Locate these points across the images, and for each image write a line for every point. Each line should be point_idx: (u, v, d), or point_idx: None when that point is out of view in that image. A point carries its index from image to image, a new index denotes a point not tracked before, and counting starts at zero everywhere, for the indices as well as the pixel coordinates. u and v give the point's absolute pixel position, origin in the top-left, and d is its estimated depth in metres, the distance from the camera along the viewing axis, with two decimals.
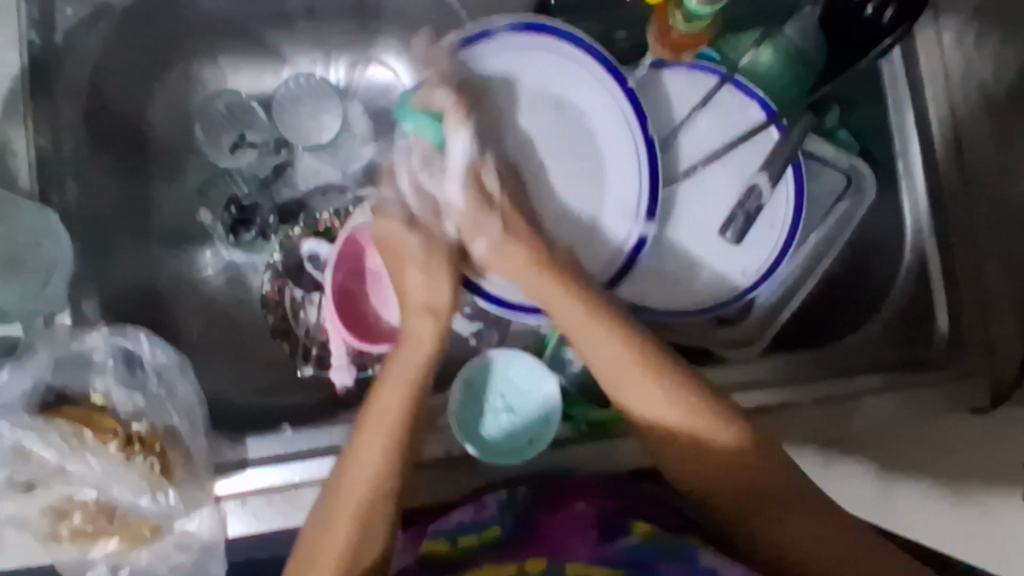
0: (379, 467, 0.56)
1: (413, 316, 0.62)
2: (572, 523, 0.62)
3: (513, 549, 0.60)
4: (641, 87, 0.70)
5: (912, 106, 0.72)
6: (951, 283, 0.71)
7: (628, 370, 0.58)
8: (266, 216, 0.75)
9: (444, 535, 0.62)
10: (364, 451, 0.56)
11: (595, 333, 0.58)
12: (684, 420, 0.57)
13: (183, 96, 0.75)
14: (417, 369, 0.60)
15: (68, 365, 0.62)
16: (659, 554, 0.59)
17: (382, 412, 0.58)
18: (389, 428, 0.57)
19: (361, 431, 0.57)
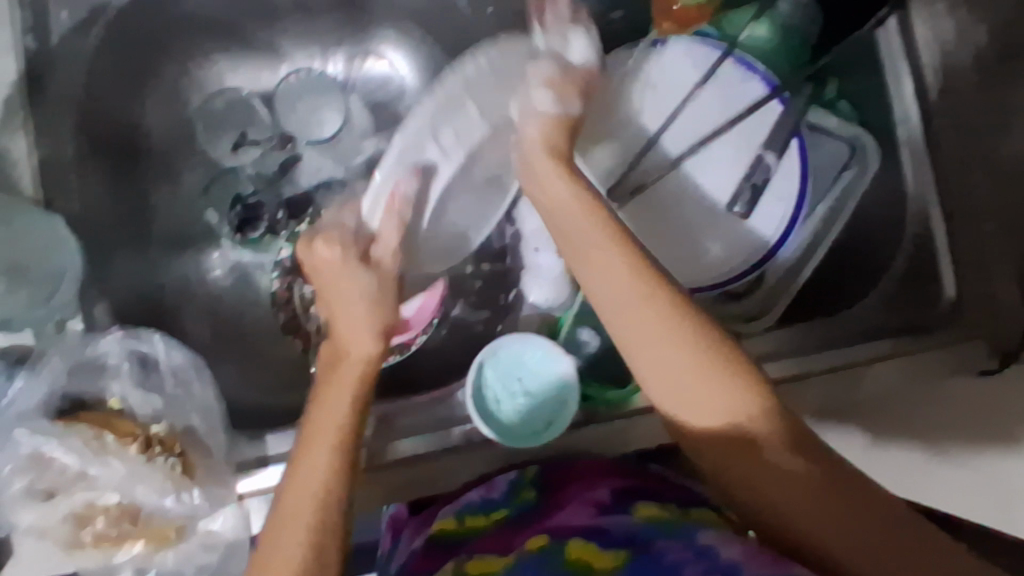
0: (324, 476, 0.51)
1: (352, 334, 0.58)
2: (575, 499, 0.64)
3: (514, 532, 0.61)
4: (641, 65, 0.70)
5: (907, 77, 0.73)
6: (953, 246, 0.71)
7: (654, 326, 0.52)
8: (274, 212, 0.74)
9: (452, 515, 0.67)
10: (303, 469, 0.52)
11: (623, 282, 0.53)
12: (722, 399, 0.51)
13: (180, 94, 0.74)
14: (355, 384, 0.56)
15: (83, 371, 0.61)
16: (661, 531, 0.56)
17: (319, 425, 0.54)
18: (327, 439, 0.53)
19: (304, 448, 0.53)
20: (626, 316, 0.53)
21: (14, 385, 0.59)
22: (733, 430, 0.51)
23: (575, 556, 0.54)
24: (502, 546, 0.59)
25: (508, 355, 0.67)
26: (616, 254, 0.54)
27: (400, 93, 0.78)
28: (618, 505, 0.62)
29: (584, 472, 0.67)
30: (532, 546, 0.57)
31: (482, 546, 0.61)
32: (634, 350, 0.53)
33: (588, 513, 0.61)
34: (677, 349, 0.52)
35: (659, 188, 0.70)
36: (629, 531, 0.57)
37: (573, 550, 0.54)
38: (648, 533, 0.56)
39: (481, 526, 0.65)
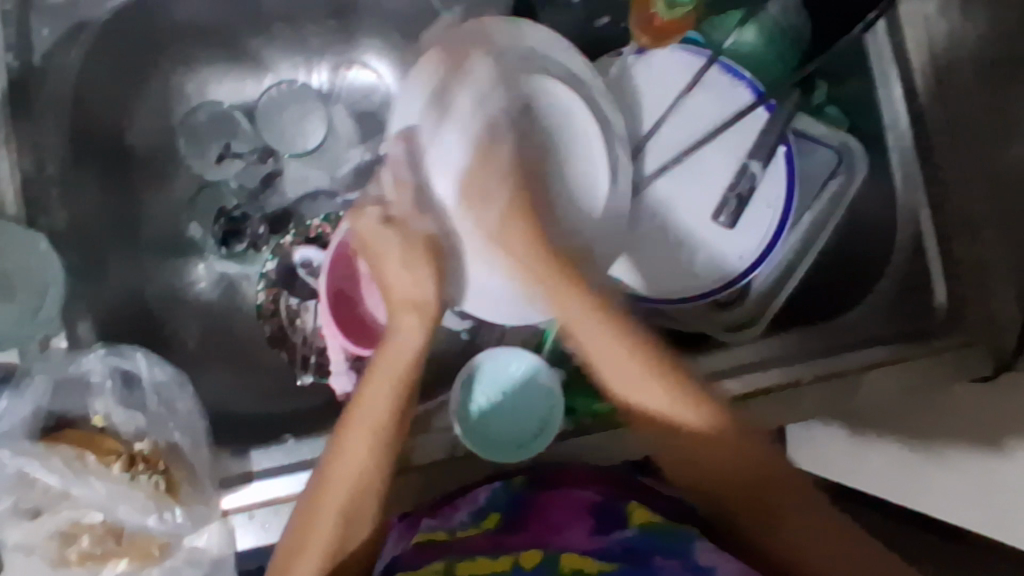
0: (366, 458, 0.56)
1: (398, 312, 0.60)
2: (566, 507, 0.65)
3: (509, 537, 0.62)
4: (623, 75, 0.70)
5: (897, 79, 0.72)
6: (947, 255, 0.71)
7: (615, 351, 0.59)
8: (256, 227, 0.75)
9: (444, 529, 0.64)
10: (352, 444, 0.56)
11: (586, 313, 0.59)
12: (688, 415, 0.57)
13: (165, 106, 0.75)
14: (406, 366, 0.59)
15: (66, 389, 0.61)
16: (651, 540, 0.59)
17: (367, 411, 0.57)
18: (373, 422, 0.56)
19: (345, 427, 0.57)
20: (580, 335, 0.60)
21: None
22: (701, 439, 0.57)
23: (570, 567, 0.55)
24: (497, 548, 0.60)
25: (489, 368, 0.66)
26: (578, 300, 0.59)
27: (384, 102, 0.78)
28: (609, 516, 0.63)
29: (573, 480, 0.67)
30: (528, 559, 0.57)
31: (475, 547, 0.60)
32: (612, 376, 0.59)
33: (585, 528, 0.62)
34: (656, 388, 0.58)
35: (645, 197, 0.69)
36: (623, 543, 0.59)
37: (565, 558, 0.57)
38: (643, 547, 0.58)
39: (473, 534, 0.64)
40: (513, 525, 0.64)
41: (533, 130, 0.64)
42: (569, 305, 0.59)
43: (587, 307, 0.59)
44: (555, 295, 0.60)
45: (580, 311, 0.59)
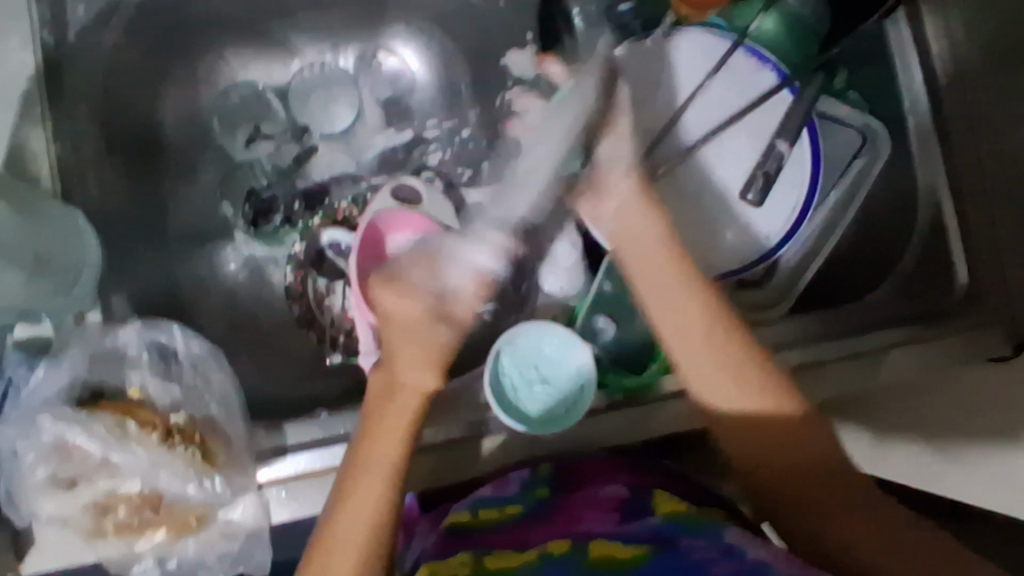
0: (367, 529, 0.52)
1: (404, 363, 0.57)
2: (594, 504, 0.63)
3: (533, 530, 0.61)
4: (655, 56, 0.71)
5: (915, 66, 0.74)
6: (965, 233, 0.72)
7: (699, 332, 0.57)
8: (290, 203, 0.75)
9: (467, 509, 0.66)
10: (351, 507, 0.53)
11: (672, 279, 0.58)
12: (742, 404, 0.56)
13: (196, 88, 0.75)
14: (407, 431, 0.56)
15: (103, 361, 0.62)
16: (684, 529, 0.57)
17: (372, 471, 0.54)
18: (379, 489, 0.54)
19: (352, 480, 0.54)
20: (654, 293, 0.59)
21: (35, 375, 0.59)
22: (761, 421, 0.56)
23: (599, 555, 0.55)
24: (521, 541, 0.60)
25: (524, 349, 0.66)
26: (673, 279, 0.59)
27: (411, 88, 0.79)
28: (636, 504, 0.62)
29: (599, 470, 0.68)
30: (556, 549, 0.57)
31: (503, 538, 0.61)
32: (686, 366, 0.57)
33: (612, 519, 0.61)
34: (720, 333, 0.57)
35: (671, 178, 0.70)
36: (651, 528, 0.58)
37: (592, 548, 0.56)
38: (671, 531, 0.57)
39: (496, 517, 0.64)
40: (543, 512, 0.64)
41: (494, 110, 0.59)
42: (646, 239, 0.60)
43: (689, 302, 0.58)
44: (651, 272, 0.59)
45: (636, 226, 0.60)
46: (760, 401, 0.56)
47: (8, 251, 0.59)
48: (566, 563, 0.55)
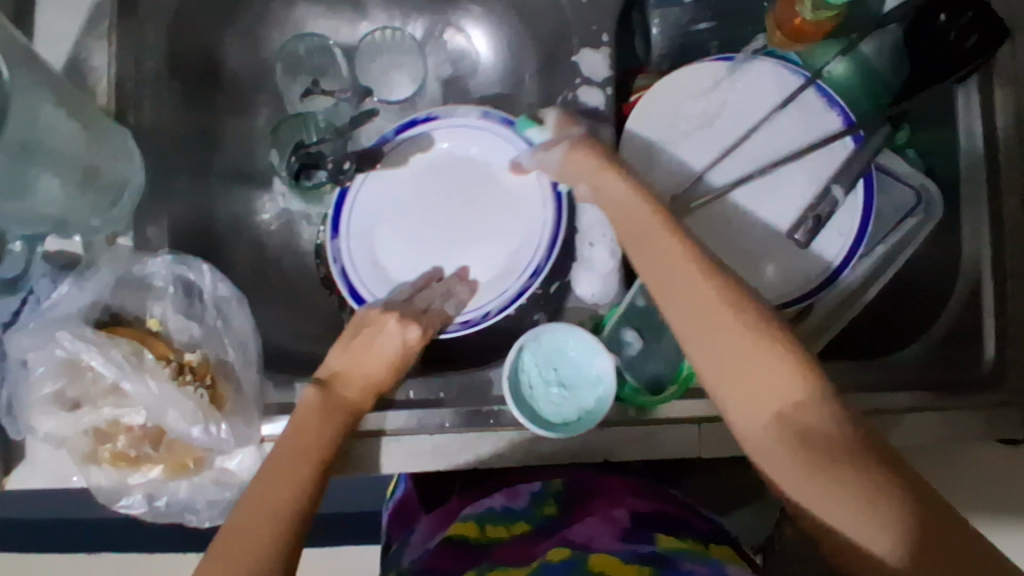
0: (285, 497, 0.49)
1: (370, 354, 0.60)
2: (597, 524, 0.64)
3: (535, 544, 0.63)
4: (723, 79, 0.71)
5: (980, 132, 0.73)
6: (1002, 307, 0.71)
7: (706, 301, 0.48)
8: (341, 162, 0.70)
9: (473, 521, 0.68)
10: (275, 476, 0.51)
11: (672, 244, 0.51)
12: (773, 390, 0.45)
13: (262, 34, 0.75)
14: (343, 417, 0.57)
15: (126, 288, 0.61)
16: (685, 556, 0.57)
17: (301, 445, 0.54)
18: (303, 462, 0.52)
19: (279, 454, 0.53)
20: (656, 264, 0.51)
21: (58, 289, 0.59)
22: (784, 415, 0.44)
23: (600, 567, 0.55)
24: (525, 556, 0.61)
25: (549, 348, 0.65)
26: (670, 245, 0.51)
27: (474, 69, 0.78)
28: (639, 530, 0.63)
29: (607, 496, 0.71)
30: (555, 556, 0.58)
31: (505, 551, 0.63)
32: (692, 348, 0.48)
33: (614, 537, 0.61)
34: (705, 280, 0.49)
35: (723, 204, 0.69)
36: (652, 550, 0.58)
37: (595, 560, 0.56)
38: (674, 556, 0.57)
39: (501, 535, 0.66)
40: (546, 530, 0.66)
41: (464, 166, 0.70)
42: (630, 202, 0.55)
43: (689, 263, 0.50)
44: (647, 236, 0.53)
45: (635, 201, 0.55)
46: (788, 387, 0.44)
47: (56, 160, 0.57)
48: (568, 569, 0.55)
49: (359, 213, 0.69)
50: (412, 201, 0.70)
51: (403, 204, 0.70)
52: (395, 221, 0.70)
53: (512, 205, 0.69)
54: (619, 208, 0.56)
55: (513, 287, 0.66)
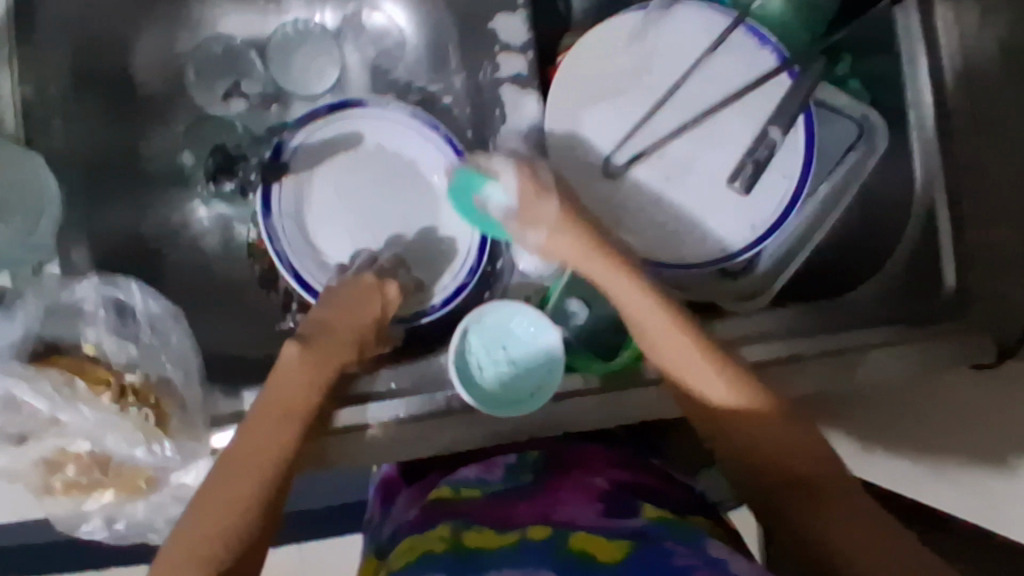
0: (273, 445, 0.50)
1: (356, 306, 0.58)
2: (575, 493, 0.64)
3: (513, 508, 0.63)
4: (644, 30, 0.68)
5: (924, 54, 0.70)
6: (959, 235, 0.70)
7: (670, 338, 0.56)
8: (248, 171, 0.69)
9: (451, 486, 0.68)
10: (260, 428, 0.50)
11: (628, 285, 0.58)
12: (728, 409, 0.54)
13: (175, 36, 0.72)
14: (332, 368, 0.55)
15: (58, 315, 0.59)
16: (667, 532, 0.57)
17: (285, 393, 0.52)
18: (294, 414, 0.52)
19: (260, 405, 0.52)
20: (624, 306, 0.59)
21: None
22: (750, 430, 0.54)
23: (580, 544, 0.55)
24: (503, 520, 0.61)
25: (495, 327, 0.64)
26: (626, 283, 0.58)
27: (399, 46, 0.76)
28: (621, 502, 0.63)
29: (583, 465, 0.70)
30: (534, 534, 0.57)
31: (480, 514, 0.62)
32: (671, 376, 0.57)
33: (594, 510, 0.61)
34: (682, 346, 0.56)
35: (660, 161, 0.67)
36: (636, 528, 0.58)
37: (575, 539, 0.55)
38: (656, 531, 0.57)
39: (478, 495, 0.66)
40: (523, 492, 0.66)
41: (392, 161, 0.71)
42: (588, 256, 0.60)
43: (654, 308, 0.57)
44: (607, 279, 0.59)
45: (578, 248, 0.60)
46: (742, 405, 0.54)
47: None
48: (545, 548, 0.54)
49: (295, 209, 0.69)
50: (343, 196, 0.71)
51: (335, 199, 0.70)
52: (330, 216, 0.70)
53: (438, 192, 0.72)
54: (581, 257, 0.60)
55: (462, 272, 0.69)
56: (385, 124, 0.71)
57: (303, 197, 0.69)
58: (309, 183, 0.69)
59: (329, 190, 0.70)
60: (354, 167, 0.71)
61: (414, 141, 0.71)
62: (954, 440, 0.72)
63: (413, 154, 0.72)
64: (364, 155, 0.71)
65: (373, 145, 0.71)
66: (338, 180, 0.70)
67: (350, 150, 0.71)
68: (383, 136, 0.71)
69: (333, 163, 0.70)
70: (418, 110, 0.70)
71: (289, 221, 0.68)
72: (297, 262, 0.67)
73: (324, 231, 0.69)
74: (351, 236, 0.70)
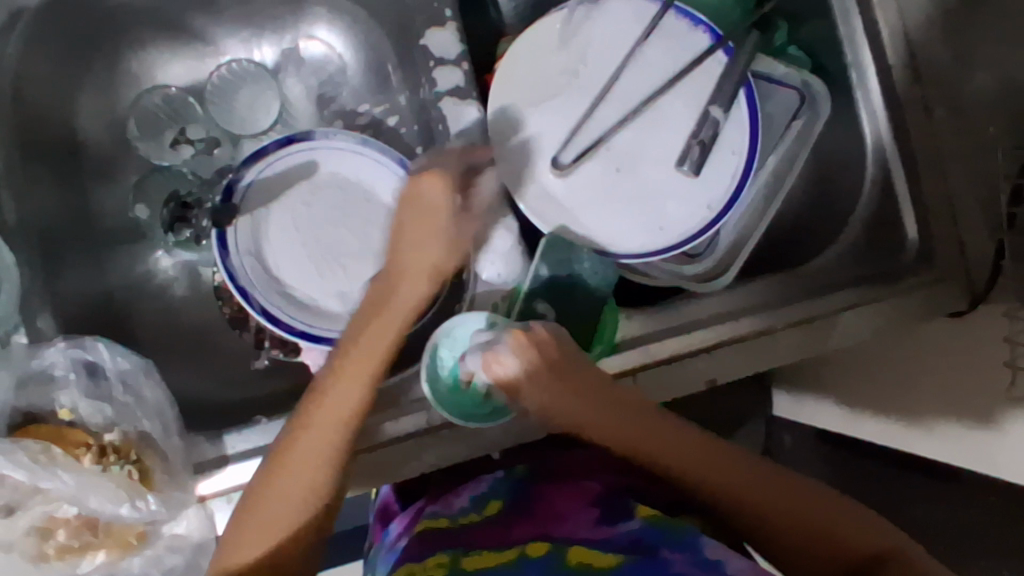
0: (329, 438, 0.52)
1: (413, 274, 0.59)
2: (570, 504, 0.66)
3: (512, 526, 0.64)
4: (574, 26, 0.68)
5: (858, 13, 0.70)
6: (917, 186, 0.69)
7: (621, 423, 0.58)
8: (201, 217, 0.71)
9: (447, 515, 0.68)
10: (318, 424, 0.52)
11: (571, 394, 0.57)
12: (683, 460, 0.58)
13: (115, 92, 0.72)
14: (388, 340, 0.55)
15: (29, 385, 0.59)
16: (663, 537, 0.58)
17: (339, 385, 0.54)
18: (347, 404, 0.53)
19: (318, 402, 0.53)
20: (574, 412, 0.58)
21: None
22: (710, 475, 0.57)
23: (578, 558, 0.56)
24: (502, 539, 0.62)
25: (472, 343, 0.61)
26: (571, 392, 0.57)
27: (339, 73, 0.77)
28: (616, 508, 0.64)
29: (574, 468, 0.72)
30: (534, 549, 0.58)
31: (478, 536, 0.63)
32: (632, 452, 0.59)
33: (591, 522, 0.62)
34: (632, 427, 0.58)
35: (608, 153, 0.67)
36: (632, 535, 0.59)
37: (573, 553, 0.57)
38: (653, 537, 0.58)
39: (474, 520, 0.67)
40: (520, 509, 0.66)
41: (346, 188, 0.72)
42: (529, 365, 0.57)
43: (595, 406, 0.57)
44: (559, 395, 0.57)
45: (522, 369, 0.56)
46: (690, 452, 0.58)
47: None
48: (544, 565, 0.55)
49: (253, 246, 0.69)
50: (300, 227, 0.71)
51: (292, 232, 0.70)
52: (288, 249, 0.70)
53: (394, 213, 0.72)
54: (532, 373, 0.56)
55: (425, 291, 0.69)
56: (337, 153, 0.72)
57: (260, 233, 0.69)
58: (265, 218, 0.70)
59: (285, 223, 0.70)
60: (307, 198, 0.71)
61: (367, 166, 0.72)
62: (935, 390, 0.74)
63: (367, 180, 0.72)
64: (317, 184, 0.71)
65: (327, 174, 0.72)
66: (293, 212, 0.71)
67: (305, 182, 0.71)
68: (335, 164, 0.72)
69: (287, 197, 0.71)
70: (368, 140, 0.72)
71: (249, 258, 0.68)
72: (260, 298, 0.67)
73: (285, 264, 0.69)
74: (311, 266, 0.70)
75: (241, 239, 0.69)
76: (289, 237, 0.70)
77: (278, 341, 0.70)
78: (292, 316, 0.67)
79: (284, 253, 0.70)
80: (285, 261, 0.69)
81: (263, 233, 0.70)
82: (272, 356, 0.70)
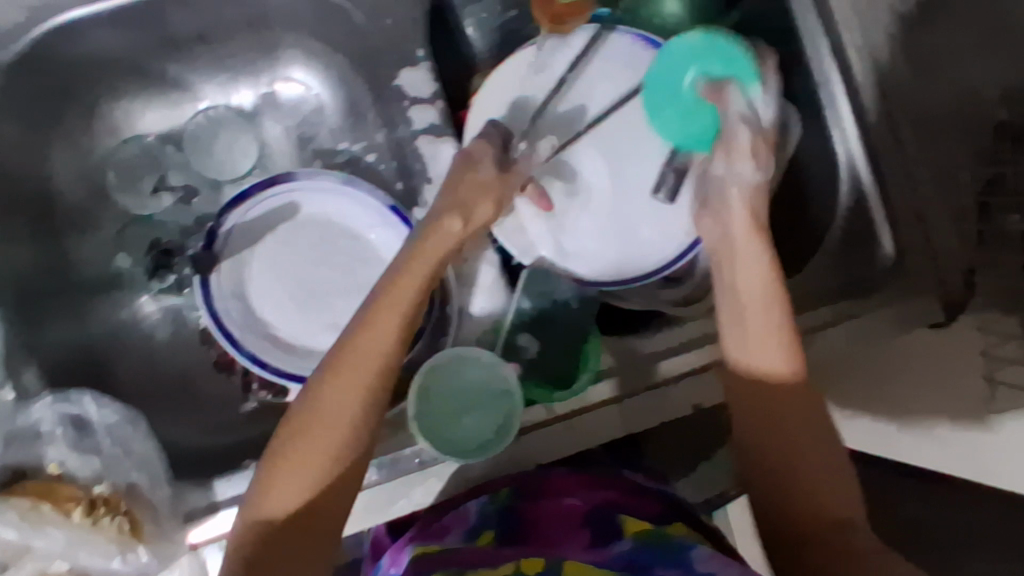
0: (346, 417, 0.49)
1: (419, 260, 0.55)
2: (554, 526, 0.64)
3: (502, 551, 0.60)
4: (542, 63, 0.70)
5: (823, 35, 0.71)
6: (887, 200, 0.70)
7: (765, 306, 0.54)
8: (183, 265, 0.73)
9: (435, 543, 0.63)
10: (334, 399, 0.49)
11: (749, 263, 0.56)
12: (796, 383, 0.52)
13: (92, 143, 0.73)
14: (391, 334, 0.51)
15: (17, 441, 0.59)
16: (655, 555, 0.56)
17: (361, 360, 0.50)
18: (365, 380, 0.49)
19: (330, 379, 0.49)
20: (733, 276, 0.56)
21: None
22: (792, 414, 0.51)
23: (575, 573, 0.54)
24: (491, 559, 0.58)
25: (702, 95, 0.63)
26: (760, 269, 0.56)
27: (316, 113, 0.77)
28: (606, 529, 0.62)
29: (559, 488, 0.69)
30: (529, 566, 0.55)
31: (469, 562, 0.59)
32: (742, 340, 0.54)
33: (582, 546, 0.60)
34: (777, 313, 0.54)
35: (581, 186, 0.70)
36: (625, 554, 0.57)
37: (569, 567, 0.55)
38: (647, 559, 0.56)
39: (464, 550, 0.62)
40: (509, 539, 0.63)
41: (329, 227, 0.72)
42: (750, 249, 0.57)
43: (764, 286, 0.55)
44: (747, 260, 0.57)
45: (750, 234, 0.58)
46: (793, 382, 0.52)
47: None
48: None
49: (235, 289, 0.69)
50: (283, 268, 0.71)
51: (276, 273, 0.71)
52: (271, 290, 0.70)
53: (376, 250, 0.72)
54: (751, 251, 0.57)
55: None
56: (316, 192, 0.72)
57: (243, 276, 0.70)
58: (249, 259, 0.71)
59: (269, 265, 0.71)
60: (290, 239, 0.72)
61: (347, 204, 0.72)
62: None
63: (349, 218, 0.72)
64: (299, 224, 0.72)
65: (308, 214, 0.72)
66: (275, 253, 0.71)
67: (287, 222, 0.72)
68: (315, 203, 0.72)
69: (270, 238, 0.72)
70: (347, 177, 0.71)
71: (234, 301, 0.69)
72: (238, 342, 0.66)
73: (268, 305, 0.70)
74: (294, 306, 0.70)
75: (226, 283, 0.69)
76: (272, 278, 0.71)
77: (266, 385, 0.71)
78: (274, 358, 0.67)
79: (266, 295, 0.70)
80: (268, 303, 0.70)
81: (245, 276, 0.70)
82: (257, 398, 0.71)
